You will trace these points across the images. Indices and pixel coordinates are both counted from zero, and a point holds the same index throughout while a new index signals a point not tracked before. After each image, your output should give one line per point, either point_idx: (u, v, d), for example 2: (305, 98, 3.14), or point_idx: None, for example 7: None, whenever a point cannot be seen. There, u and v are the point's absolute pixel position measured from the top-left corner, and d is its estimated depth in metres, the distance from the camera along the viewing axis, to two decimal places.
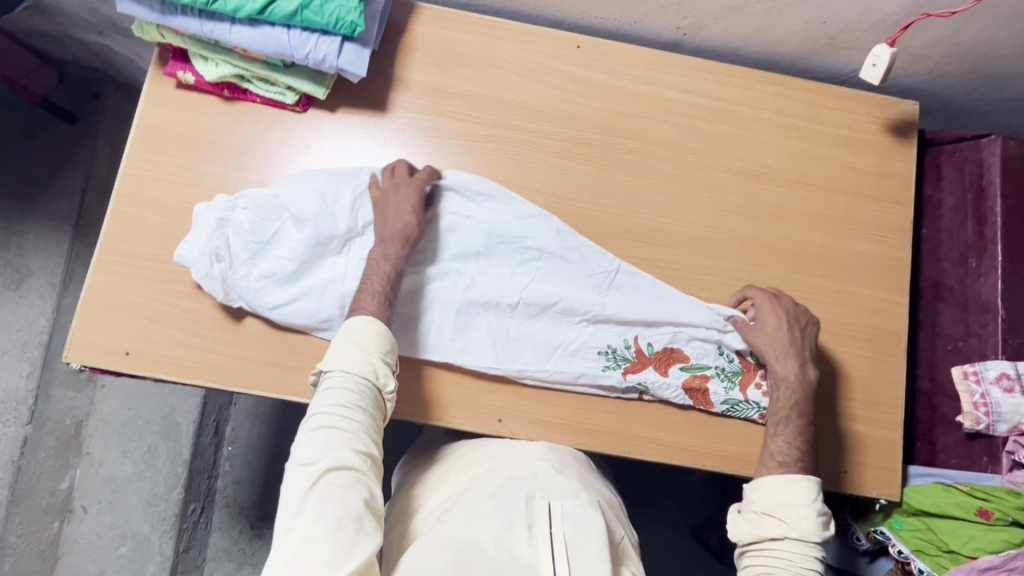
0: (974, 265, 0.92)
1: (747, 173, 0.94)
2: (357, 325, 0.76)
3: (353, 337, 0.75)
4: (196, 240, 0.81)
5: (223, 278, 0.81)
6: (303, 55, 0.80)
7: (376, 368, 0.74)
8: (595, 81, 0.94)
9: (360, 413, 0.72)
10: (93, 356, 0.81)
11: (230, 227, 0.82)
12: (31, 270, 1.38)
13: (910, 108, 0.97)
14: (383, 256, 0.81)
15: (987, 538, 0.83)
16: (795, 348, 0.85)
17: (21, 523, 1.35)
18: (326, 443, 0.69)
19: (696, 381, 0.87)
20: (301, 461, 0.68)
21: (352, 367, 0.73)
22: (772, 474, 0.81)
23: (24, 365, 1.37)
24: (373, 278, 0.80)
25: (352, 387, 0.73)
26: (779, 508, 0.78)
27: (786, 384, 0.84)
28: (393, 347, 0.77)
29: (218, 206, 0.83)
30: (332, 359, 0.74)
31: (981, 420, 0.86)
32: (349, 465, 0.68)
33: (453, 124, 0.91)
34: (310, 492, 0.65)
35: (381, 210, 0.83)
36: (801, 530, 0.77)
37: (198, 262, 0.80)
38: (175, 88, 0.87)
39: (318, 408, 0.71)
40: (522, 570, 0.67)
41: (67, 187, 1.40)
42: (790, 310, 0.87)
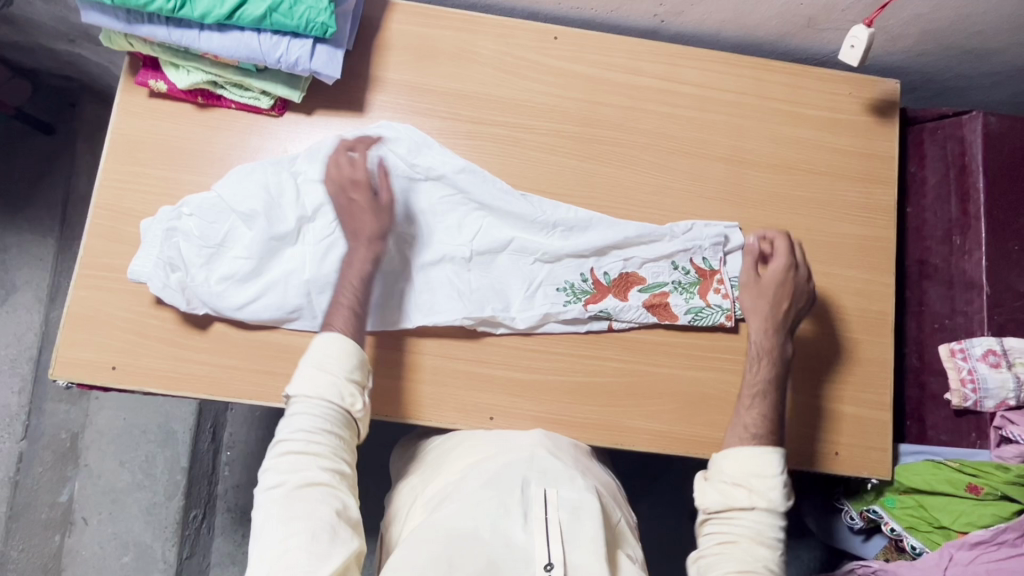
0: (959, 242, 0.92)
1: (730, 160, 0.93)
2: (321, 342, 0.74)
3: (317, 355, 0.73)
4: (147, 255, 0.81)
5: (182, 287, 0.81)
6: (275, 59, 0.79)
7: (341, 386, 0.72)
8: (573, 72, 0.93)
9: (329, 430, 0.71)
10: (80, 372, 0.81)
11: (179, 236, 0.82)
12: (16, 285, 1.37)
13: (892, 87, 0.96)
14: (360, 260, 0.80)
15: (977, 513, 0.84)
16: (779, 323, 0.85)
17: (23, 538, 1.36)
18: (297, 462, 0.68)
19: (655, 299, 0.88)
20: (270, 485, 0.68)
21: (316, 387, 0.72)
22: (743, 444, 0.79)
23: (15, 380, 1.37)
24: (345, 288, 0.79)
25: (318, 408, 0.71)
26: (750, 479, 0.76)
27: (767, 355, 0.84)
28: (360, 363, 0.74)
29: (163, 218, 0.82)
30: (296, 381, 0.73)
31: (969, 397, 0.87)
32: (320, 480, 0.68)
33: (432, 122, 0.90)
34: (282, 510, 0.65)
35: (347, 208, 0.81)
36: (770, 501, 0.75)
37: (154, 275, 0.80)
38: (147, 97, 0.86)
39: (285, 431, 0.70)
40: (518, 558, 0.67)
41: (48, 199, 1.38)
42: (786, 287, 0.86)
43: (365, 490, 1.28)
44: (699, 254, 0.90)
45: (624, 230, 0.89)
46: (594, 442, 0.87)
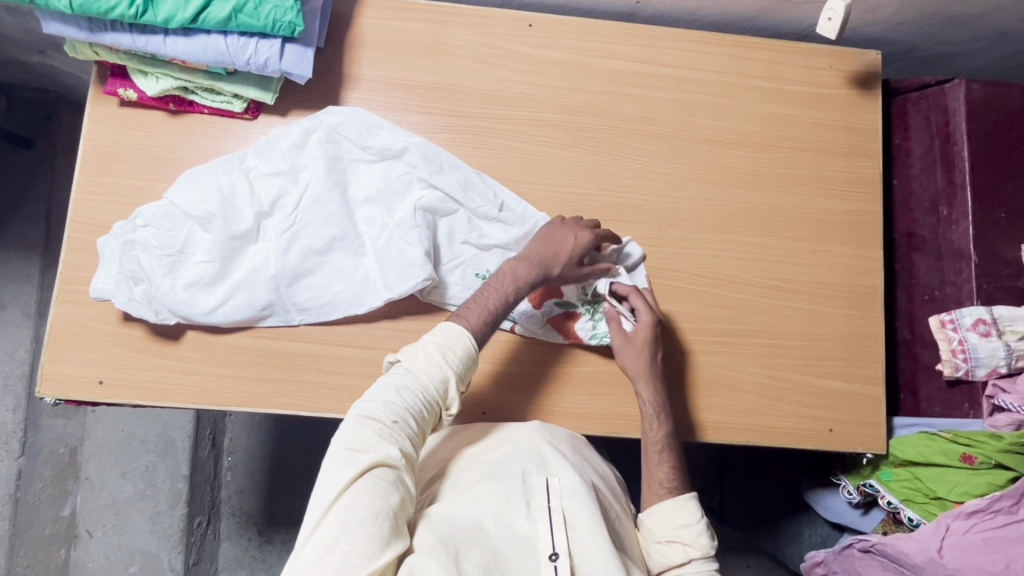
0: (946, 213, 0.92)
1: (712, 140, 0.92)
2: (451, 333, 0.74)
3: (440, 342, 0.73)
4: (107, 273, 0.80)
5: (147, 299, 0.80)
6: (244, 61, 0.78)
7: (448, 386, 0.73)
8: (550, 59, 0.92)
9: (420, 415, 0.71)
10: (68, 388, 0.80)
11: (137, 249, 0.81)
12: (4, 303, 1.35)
13: (873, 58, 0.95)
14: (515, 271, 0.81)
15: (972, 482, 0.85)
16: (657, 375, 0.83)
17: (28, 553, 1.36)
18: (382, 433, 0.68)
19: (564, 316, 0.86)
20: (349, 443, 0.67)
21: (429, 374, 0.72)
22: (662, 501, 0.80)
23: (10, 398, 1.36)
24: (489, 292, 0.79)
25: (419, 393, 0.71)
26: (679, 531, 0.77)
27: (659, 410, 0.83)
28: (470, 371, 0.75)
29: (119, 233, 0.81)
30: (414, 356, 0.73)
31: (960, 366, 0.86)
32: (398, 461, 0.67)
33: (409, 117, 0.89)
34: (358, 477, 0.64)
35: (551, 229, 0.84)
36: (703, 548, 0.76)
37: (117, 290, 0.79)
38: (119, 107, 0.85)
39: (382, 399, 0.70)
40: (522, 548, 0.68)
41: (31, 214, 1.37)
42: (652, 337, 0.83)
43: None
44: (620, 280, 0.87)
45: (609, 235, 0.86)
46: (588, 432, 0.87)
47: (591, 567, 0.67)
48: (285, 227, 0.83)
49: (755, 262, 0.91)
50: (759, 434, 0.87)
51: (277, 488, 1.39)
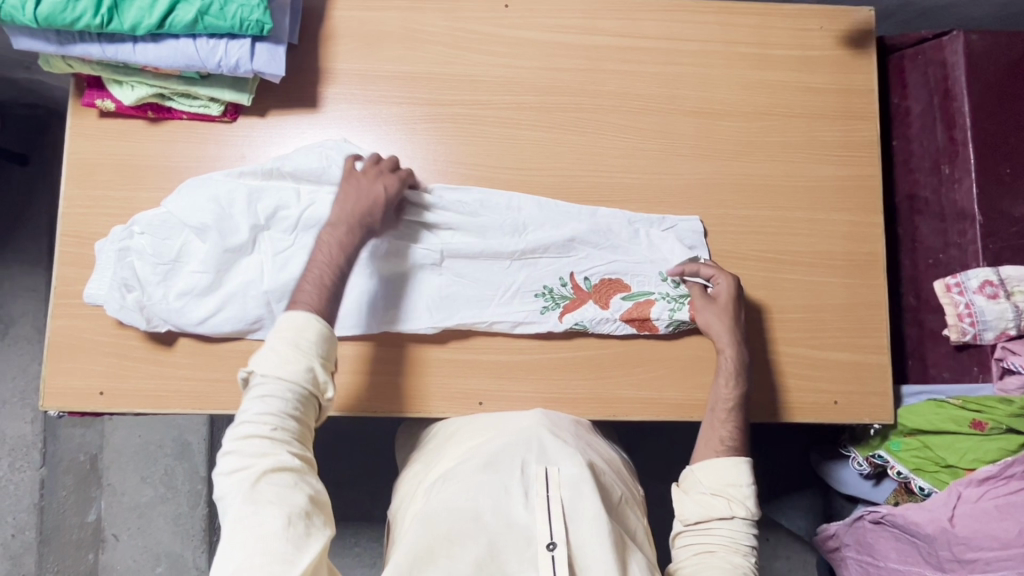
0: (948, 171, 0.88)
1: (700, 113, 0.90)
2: (297, 321, 0.71)
3: (289, 334, 0.70)
4: (102, 279, 0.81)
5: (139, 307, 0.80)
6: (214, 64, 0.77)
7: (313, 373, 0.70)
8: (529, 39, 0.89)
9: (298, 413, 0.69)
10: (70, 400, 0.81)
11: (133, 256, 0.81)
12: (14, 318, 1.38)
13: (866, 14, 0.91)
14: (334, 239, 0.78)
15: (984, 448, 0.83)
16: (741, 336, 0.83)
17: (57, 559, 1.39)
18: (263, 448, 0.65)
19: (637, 309, 0.85)
20: (232, 470, 0.64)
21: (290, 371, 0.68)
22: (719, 457, 0.80)
23: (27, 411, 1.39)
24: (318, 267, 0.76)
25: (288, 391, 0.68)
26: (727, 488, 0.78)
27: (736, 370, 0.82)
28: (333, 347, 0.72)
29: (116, 238, 0.81)
30: (264, 360, 0.69)
31: (967, 331, 0.84)
32: (290, 467, 0.65)
33: (387, 109, 0.87)
34: (246, 497, 0.63)
35: (346, 185, 0.80)
36: (746, 510, 0.77)
37: (110, 297, 0.80)
38: (98, 118, 0.85)
39: (251, 413, 0.67)
40: (520, 538, 0.68)
41: (34, 230, 1.39)
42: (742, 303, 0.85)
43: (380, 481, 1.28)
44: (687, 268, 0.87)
45: (652, 231, 0.87)
46: (587, 416, 0.86)
47: (588, 558, 0.67)
48: (284, 246, 0.83)
49: (750, 235, 0.88)
50: (763, 411, 0.86)
51: None
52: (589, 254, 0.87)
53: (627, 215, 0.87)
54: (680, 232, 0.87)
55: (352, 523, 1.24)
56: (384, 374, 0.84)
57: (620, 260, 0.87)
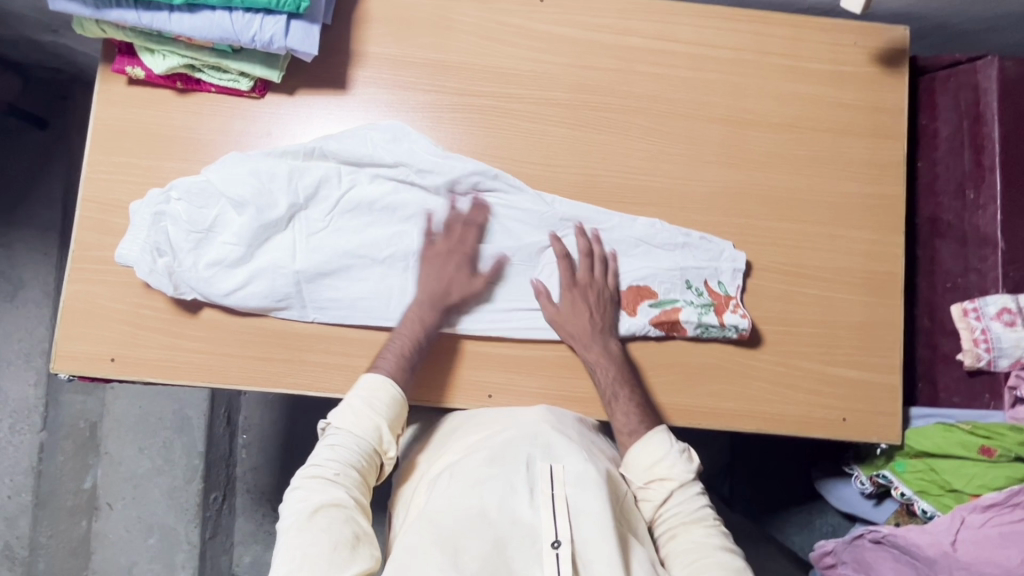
0: (973, 197, 0.88)
1: (727, 120, 0.89)
2: (372, 384, 0.76)
3: (361, 394, 0.76)
4: (135, 241, 0.80)
5: (170, 272, 0.80)
6: (249, 38, 0.77)
7: (382, 431, 0.76)
8: (562, 36, 0.89)
9: (359, 464, 0.74)
10: (80, 364, 0.81)
11: (168, 221, 0.81)
12: (24, 280, 1.38)
13: (901, 33, 0.91)
14: (415, 314, 0.82)
15: (990, 475, 0.83)
16: (595, 332, 0.83)
17: (51, 524, 1.39)
18: (327, 483, 0.71)
19: (665, 315, 0.85)
20: (296, 499, 0.70)
21: (361, 426, 0.75)
22: (631, 447, 0.80)
23: (31, 374, 1.38)
24: (400, 336, 0.80)
25: (354, 444, 0.74)
26: (654, 468, 0.78)
27: (602, 366, 0.82)
28: (402, 410, 0.78)
29: (151, 201, 0.81)
30: (337, 414, 0.76)
31: (982, 356, 0.84)
32: (343, 503, 0.70)
33: (416, 96, 0.87)
34: (299, 524, 0.67)
35: (428, 267, 0.84)
36: (680, 478, 0.78)
37: (141, 259, 0.80)
38: (127, 85, 0.84)
39: (318, 456, 0.73)
40: (524, 535, 0.68)
41: (49, 193, 1.39)
42: (590, 297, 0.84)
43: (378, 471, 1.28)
44: (716, 278, 0.87)
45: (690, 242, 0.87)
46: (594, 416, 0.86)
47: (591, 553, 0.66)
48: (319, 227, 0.84)
49: (769, 247, 0.88)
50: (768, 422, 0.86)
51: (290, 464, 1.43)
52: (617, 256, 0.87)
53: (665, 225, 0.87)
54: (718, 246, 0.87)
55: None
56: None
57: (652, 264, 0.86)
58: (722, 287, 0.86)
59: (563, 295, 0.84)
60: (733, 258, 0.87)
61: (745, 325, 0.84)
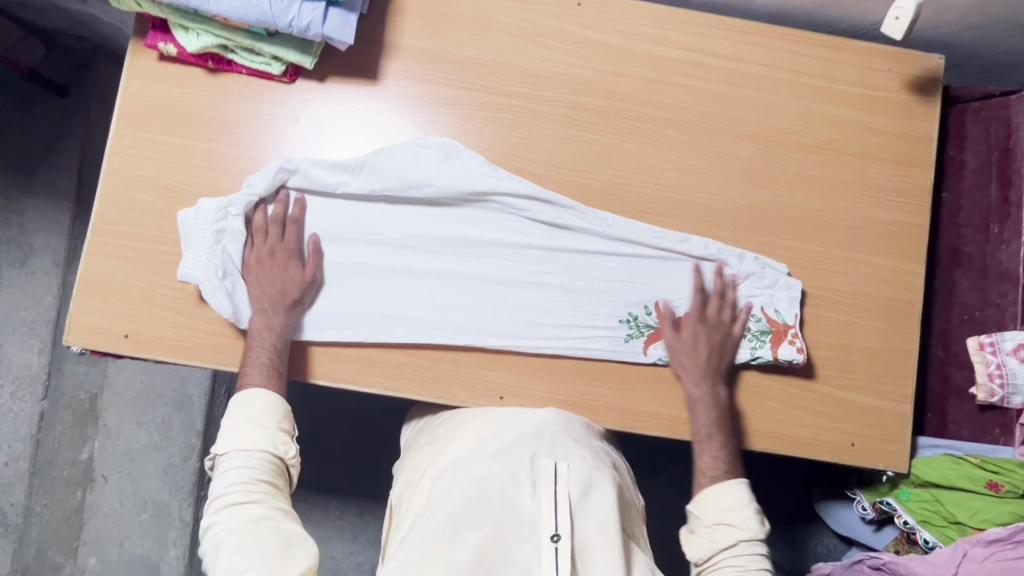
0: (997, 231, 0.88)
1: (756, 137, 0.89)
2: (243, 398, 0.76)
3: (241, 409, 0.76)
4: (200, 257, 0.80)
5: (231, 292, 0.81)
6: (286, 23, 0.76)
7: (274, 438, 0.76)
8: (596, 41, 0.89)
9: (265, 476, 0.74)
10: (93, 339, 0.81)
11: (227, 238, 0.81)
12: (34, 248, 1.38)
13: (936, 62, 0.90)
14: (264, 323, 0.80)
15: (995, 510, 0.84)
16: (710, 372, 0.83)
17: (45, 493, 1.39)
18: (241, 503, 0.71)
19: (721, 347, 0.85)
20: (216, 528, 0.70)
21: (247, 441, 0.75)
22: (708, 487, 0.81)
23: (36, 342, 1.38)
24: (258, 346, 0.79)
25: (253, 461, 0.74)
26: (727, 514, 0.79)
27: (702, 403, 0.83)
28: (286, 413, 0.77)
29: (209, 218, 0.81)
30: (223, 441, 0.75)
31: (996, 392, 0.84)
32: (258, 516, 0.70)
33: (446, 92, 0.87)
34: (227, 548, 0.68)
35: (257, 274, 0.81)
36: (752, 532, 0.78)
37: (205, 278, 0.80)
38: (157, 61, 0.84)
39: (219, 487, 0.72)
40: (524, 528, 0.69)
41: (64, 162, 1.38)
42: (716, 341, 0.85)
43: (377, 464, 1.28)
44: (772, 305, 0.87)
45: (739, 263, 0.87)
46: (604, 424, 0.86)
47: (589, 552, 0.68)
48: (378, 236, 0.85)
49: (790, 267, 0.88)
50: (778, 442, 0.86)
51: None
52: (671, 284, 0.87)
53: (718, 244, 0.87)
54: (773, 268, 0.87)
55: (338, 496, 1.28)
56: (410, 356, 0.84)
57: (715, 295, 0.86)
58: (779, 316, 0.86)
59: (686, 329, 0.85)
60: (788, 287, 0.86)
61: (800, 358, 0.84)
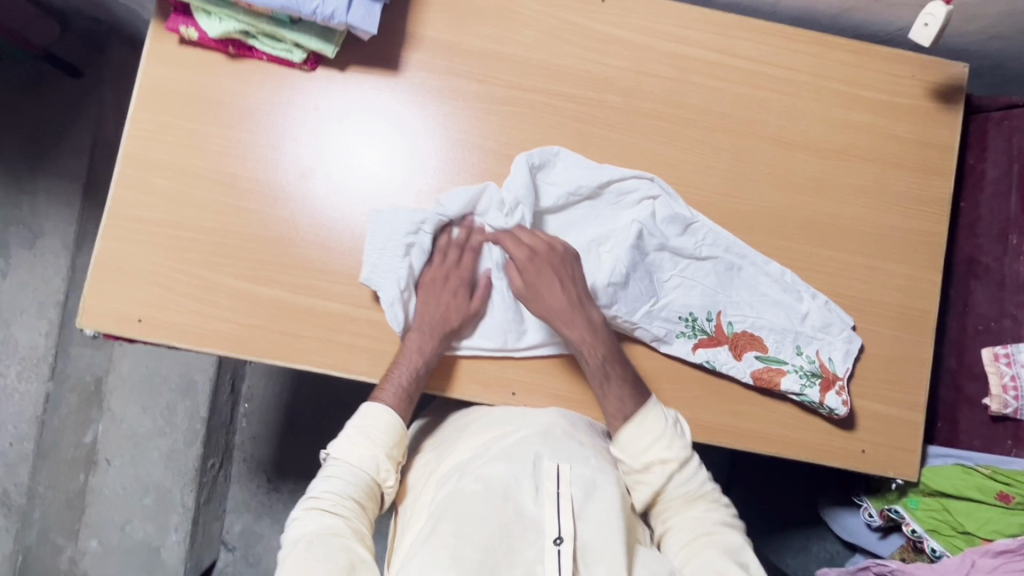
0: (1015, 242, 0.88)
1: (776, 140, 0.89)
2: (369, 413, 0.78)
3: (362, 424, 0.78)
4: (382, 262, 0.81)
5: (405, 305, 0.82)
6: (310, 10, 0.76)
7: (379, 464, 0.77)
8: (619, 39, 0.88)
9: (357, 495, 0.74)
10: (107, 322, 0.81)
11: (412, 252, 0.82)
12: (45, 229, 1.37)
13: (959, 70, 0.90)
14: (418, 344, 0.80)
15: (1005, 521, 0.85)
16: (574, 306, 0.81)
17: (49, 474, 1.40)
18: (326, 512, 0.71)
19: (766, 372, 0.85)
20: (299, 528, 0.70)
21: (358, 456, 0.76)
22: (624, 427, 0.79)
23: (43, 324, 1.38)
24: (400, 368, 0.79)
25: (351, 476, 0.75)
26: (652, 448, 0.77)
27: (582, 343, 0.80)
28: (400, 443, 0.79)
29: (402, 230, 0.81)
30: (337, 446, 0.77)
31: (1010, 404, 0.84)
32: (338, 531, 0.69)
33: (469, 86, 0.86)
34: (301, 552, 0.67)
35: (427, 293, 0.83)
36: (678, 456, 0.77)
37: (384, 288, 0.81)
38: (178, 45, 0.83)
39: (316, 488, 0.73)
40: (527, 529, 0.67)
41: (76, 144, 1.37)
42: (557, 270, 0.81)
43: None
44: (828, 352, 0.86)
45: (833, 311, 0.87)
46: None
47: (593, 555, 0.66)
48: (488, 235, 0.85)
49: (808, 273, 0.88)
50: (788, 447, 0.86)
51: (290, 436, 1.42)
52: (763, 317, 0.87)
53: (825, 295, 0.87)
54: (840, 319, 0.87)
55: None
56: None
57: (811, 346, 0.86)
58: (832, 363, 0.86)
59: (529, 270, 0.80)
60: (849, 339, 0.86)
61: (843, 411, 0.83)
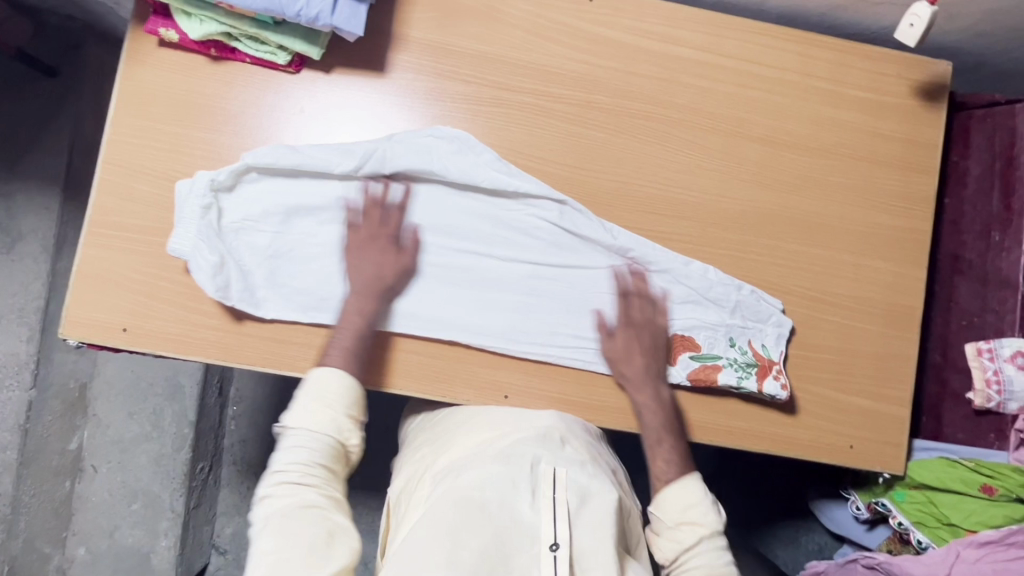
0: (997, 239, 0.89)
1: (765, 140, 0.89)
2: (323, 377, 0.74)
3: (317, 390, 0.73)
4: (187, 231, 0.78)
5: (220, 267, 0.78)
6: (294, 12, 0.74)
7: (341, 425, 0.73)
8: (608, 39, 0.87)
9: (325, 462, 0.71)
10: (91, 332, 0.79)
11: (214, 213, 0.79)
12: (22, 233, 1.33)
13: (943, 69, 0.91)
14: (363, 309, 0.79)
15: (990, 512, 0.87)
16: (654, 371, 0.83)
17: (34, 484, 1.34)
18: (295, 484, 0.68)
19: (704, 371, 0.85)
20: (268, 506, 0.67)
21: (320, 421, 0.72)
22: (667, 486, 0.79)
23: (24, 329, 1.33)
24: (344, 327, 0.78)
25: (315, 442, 0.71)
26: (688, 512, 0.76)
27: (648, 406, 0.82)
28: (359, 399, 0.76)
29: (195, 188, 0.79)
30: (294, 414, 0.72)
31: (993, 398, 0.86)
32: (311, 501, 0.67)
33: (457, 86, 0.85)
34: (275, 530, 0.65)
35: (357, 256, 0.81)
36: (712, 527, 0.75)
37: (195, 253, 0.78)
38: (157, 47, 0.81)
39: (277, 462, 0.70)
40: (523, 534, 0.66)
41: (53, 144, 1.33)
42: (645, 333, 0.84)
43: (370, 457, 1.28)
44: (760, 339, 0.86)
45: (770, 303, 0.87)
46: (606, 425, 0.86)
47: (588, 561, 0.65)
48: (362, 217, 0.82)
49: (797, 271, 0.88)
50: (777, 444, 0.87)
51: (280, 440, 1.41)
52: (694, 321, 0.86)
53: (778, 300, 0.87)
54: (770, 302, 0.87)
55: None
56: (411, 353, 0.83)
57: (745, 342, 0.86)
58: (764, 349, 0.86)
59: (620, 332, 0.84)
60: (779, 324, 0.87)
61: (782, 396, 0.84)
